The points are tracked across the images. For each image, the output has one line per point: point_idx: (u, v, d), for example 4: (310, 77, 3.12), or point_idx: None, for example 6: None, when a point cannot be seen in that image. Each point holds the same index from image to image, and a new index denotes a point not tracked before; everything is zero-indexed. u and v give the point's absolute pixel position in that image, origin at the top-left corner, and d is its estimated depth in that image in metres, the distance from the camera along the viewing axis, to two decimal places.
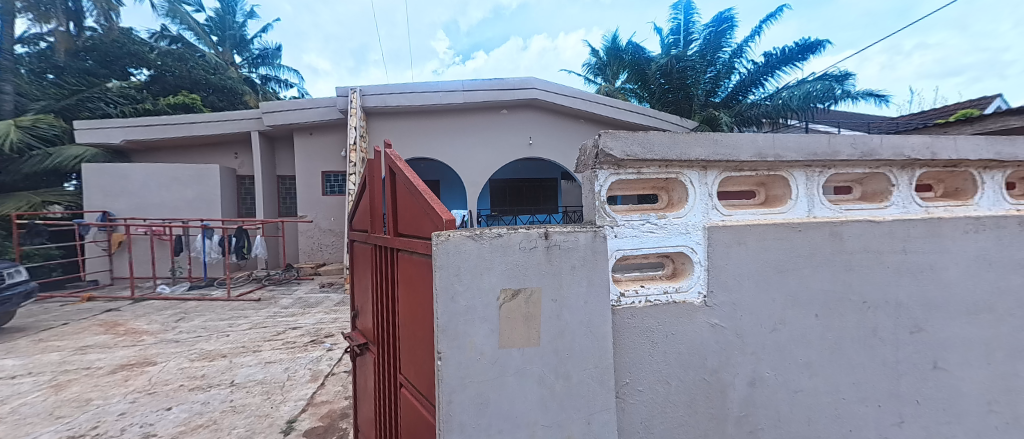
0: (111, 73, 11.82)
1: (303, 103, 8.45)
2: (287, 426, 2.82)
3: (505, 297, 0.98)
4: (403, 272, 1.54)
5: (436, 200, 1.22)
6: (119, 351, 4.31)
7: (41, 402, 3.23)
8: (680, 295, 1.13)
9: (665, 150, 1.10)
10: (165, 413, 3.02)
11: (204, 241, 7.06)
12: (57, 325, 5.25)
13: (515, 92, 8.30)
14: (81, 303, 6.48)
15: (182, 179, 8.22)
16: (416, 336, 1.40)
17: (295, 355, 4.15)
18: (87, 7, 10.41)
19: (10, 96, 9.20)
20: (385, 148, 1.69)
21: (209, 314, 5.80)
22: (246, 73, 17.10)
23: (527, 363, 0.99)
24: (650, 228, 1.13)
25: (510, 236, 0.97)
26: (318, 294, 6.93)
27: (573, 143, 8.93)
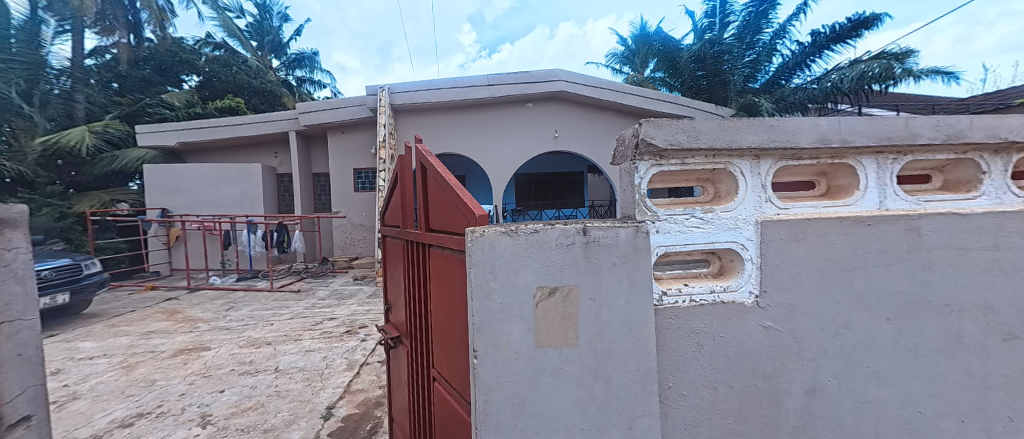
0: (166, 81, 12.63)
1: (336, 103, 8.72)
2: (326, 412, 2.94)
3: (540, 295, 0.98)
4: (434, 267, 1.55)
5: (468, 195, 1.22)
6: (178, 337, 4.65)
7: (114, 380, 3.54)
8: (729, 295, 1.05)
9: (712, 138, 1.02)
10: (218, 395, 3.22)
11: (249, 236, 7.48)
12: (126, 312, 5.72)
13: (539, 85, 8.15)
14: (145, 292, 7.06)
15: (229, 178, 8.72)
16: (450, 332, 1.41)
17: (331, 345, 4.31)
18: (144, 19, 11.15)
19: (83, 104, 9.97)
20: (415, 143, 1.70)
21: (254, 304, 6.16)
22: (283, 75, 17.86)
23: (564, 363, 0.98)
24: (695, 223, 1.06)
25: (546, 232, 0.96)
26: (352, 286, 7.21)
27: (599, 136, 8.77)
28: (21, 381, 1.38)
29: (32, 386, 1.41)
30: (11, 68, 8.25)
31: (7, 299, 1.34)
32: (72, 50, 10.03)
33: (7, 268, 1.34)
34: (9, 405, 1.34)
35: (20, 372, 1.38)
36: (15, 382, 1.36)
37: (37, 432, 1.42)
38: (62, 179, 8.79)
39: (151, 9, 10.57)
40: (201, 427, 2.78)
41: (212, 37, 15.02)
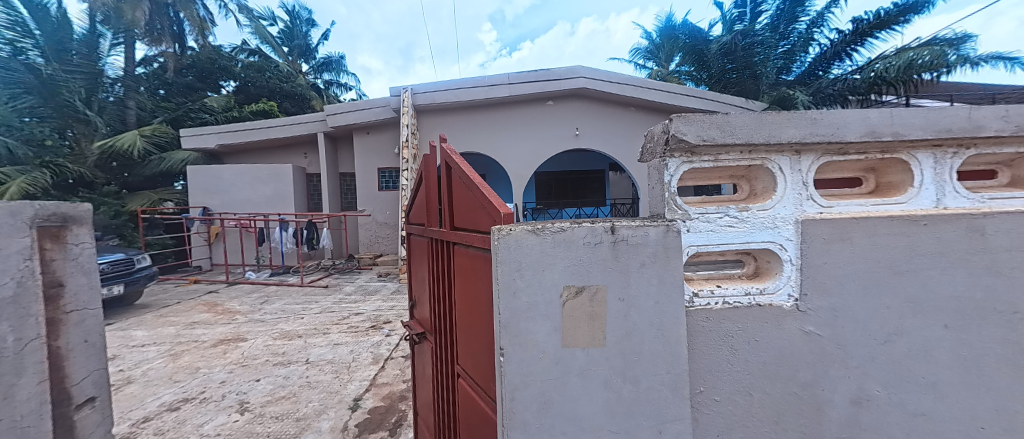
0: (207, 87, 13.33)
1: (361, 104, 8.94)
2: (354, 403, 3.03)
3: (567, 294, 0.97)
4: (459, 265, 1.56)
5: (493, 194, 1.22)
6: (218, 328, 4.92)
7: (163, 367, 3.78)
8: (766, 297, 1.01)
9: (749, 132, 0.97)
10: (255, 384, 3.39)
11: (282, 233, 7.82)
12: (172, 303, 6.10)
13: (560, 82, 8.08)
14: (188, 285, 7.51)
15: (262, 178, 9.11)
16: (474, 329, 1.42)
17: (358, 339, 4.45)
18: (187, 29, 11.82)
19: (135, 110, 10.64)
20: (440, 142, 1.71)
21: (286, 298, 6.43)
22: (312, 79, 18.51)
23: (592, 364, 0.97)
24: (730, 222, 1.01)
25: (574, 230, 0.95)
26: (376, 283, 7.41)
27: (623, 133, 8.60)
28: (87, 365, 1.49)
29: (96, 370, 1.52)
30: (72, 78, 9.04)
31: (74, 290, 1.45)
32: (125, 60, 10.77)
33: (75, 261, 1.45)
34: (76, 387, 1.44)
35: (87, 356, 1.49)
36: (82, 365, 1.47)
37: (101, 411, 1.53)
38: (117, 180, 9.44)
39: (193, 20, 11.20)
40: (240, 413, 2.92)
41: (247, 44, 15.73)
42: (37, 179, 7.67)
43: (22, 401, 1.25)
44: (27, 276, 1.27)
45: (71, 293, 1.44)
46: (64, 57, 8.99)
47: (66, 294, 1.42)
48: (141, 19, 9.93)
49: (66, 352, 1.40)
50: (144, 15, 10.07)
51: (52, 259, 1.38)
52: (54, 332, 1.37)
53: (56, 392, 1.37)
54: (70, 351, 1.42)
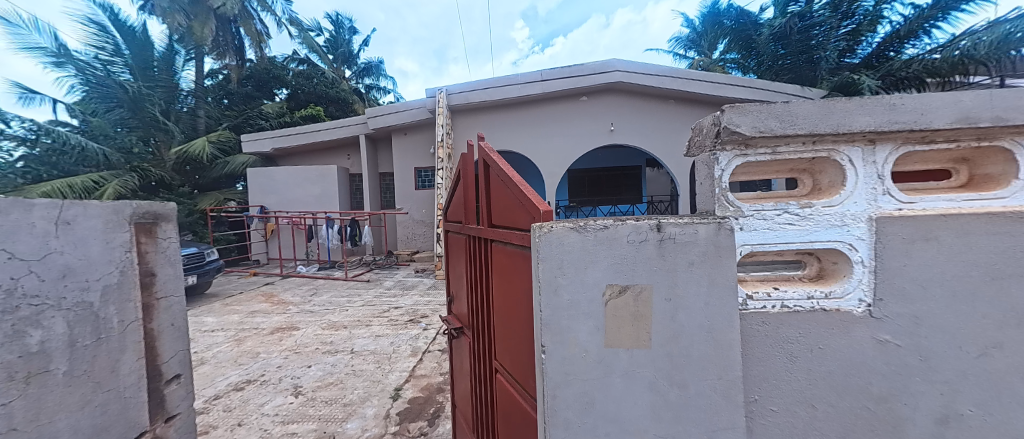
0: (263, 95, 14.32)
1: (399, 107, 9.24)
2: (395, 392, 3.16)
3: (609, 293, 0.94)
4: (497, 261, 1.57)
5: (532, 191, 1.22)
6: (274, 317, 5.29)
7: (229, 350, 4.13)
8: (832, 302, 0.93)
9: (814, 122, 0.90)
10: (306, 370, 3.61)
11: (328, 230, 8.28)
12: (235, 293, 6.65)
13: (595, 77, 7.90)
14: (248, 277, 8.15)
15: (310, 178, 9.66)
16: (512, 326, 1.42)
17: (397, 331, 4.62)
18: (246, 43, 12.77)
19: (204, 119, 11.59)
20: (478, 141, 1.73)
21: (333, 291, 6.80)
22: (355, 84, 19.39)
23: (636, 365, 0.94)
24: (790, 220, 0.94)
25: (618, 228, 0.92)
26: (413, 278, 7.65)
27: (661, 127, 8.29)
28: (174, 346, 1.64)
29: (181, 351, 1.67)
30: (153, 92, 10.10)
31: (164, 278, 1.60)
32: (195, 73, 11.81)
33: (165, 253, 1.61)
34: (166, 365, 1.60)
35: (173, 338, 1.64)
36: (170, 346, 1.62)
37: (185, 386, 1.69)
38: (189, 181, 10.40)
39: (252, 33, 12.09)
40: (295, 396, 3.13)
41: (297, 53, 16.70)
42: (128, 182, 8.57)
43: (125, 375, 1.40)
44: (128, 265, 1.44)
45: (161, 281, 1.59)
46: (150, 74, 10.05)
47: (157, 282, 1.57)
48: (208, 35, 10.92)
49: (158, 333, 1.56)
50: (210, 32, 11.03)
51: (147, 251, 1.54)
52: (149, 315, 1.53)
53: (150, 368, 1.52)
54: (161, 332, 1.58)
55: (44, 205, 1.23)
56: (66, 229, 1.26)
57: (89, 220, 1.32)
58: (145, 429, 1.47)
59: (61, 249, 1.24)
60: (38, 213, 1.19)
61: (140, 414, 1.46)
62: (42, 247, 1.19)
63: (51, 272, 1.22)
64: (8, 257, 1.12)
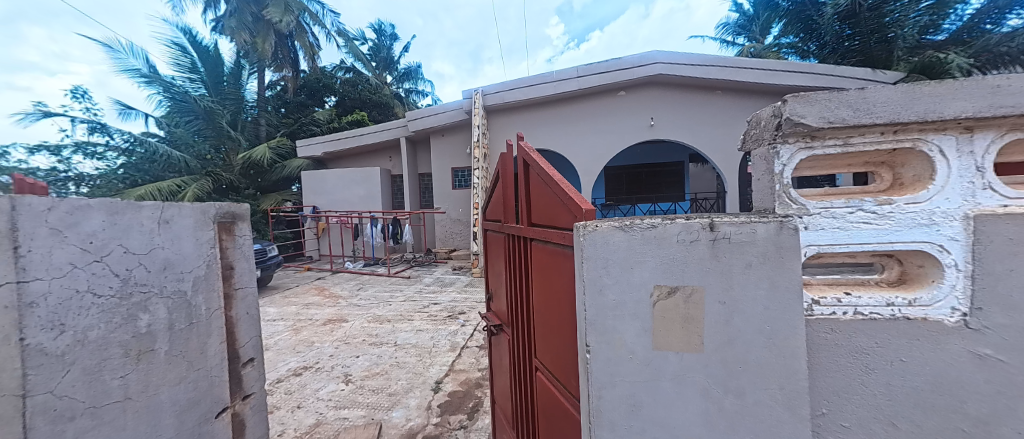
0: (315, 103, 15.19)
1: (437, 109, 9.49)
2: (435, 385, 3.25)
3: (657, 294, 0.92)
4: (536, 261, 1.57)
5: (572, 189, 1.21)
6: (326, 309, 5.63)
7: (288, 339, 4.46)
8: (918, 310, 0.87)
9: (892, 110, 0.84)
10: (355, 359, 3.82)
11: (372, 229, 8.69)
12: (291, 286, 7.16)
13: (634, 71, 7.62)
14: (303, 272, 8.75)
15: (356, 180, 10.16)
16: (553, 325, 1.42)
17: (437, 327, 4.75)
18: (301, 57, 13.61)
19: (265, 127, 12.55)
20: (517, 140, 1.73)
21: (377, 286, 7.13)
22: (396, 88, 20.13)
23: (686, 369, 0.91)
24: (864, 218, 0.89)
25: (667, 227, 0.89)
26: (451, 275, 7.83)
27: (706, 120, 7.88)
28: (249, 333, 1.76)
29: (254, 336, 1.79)
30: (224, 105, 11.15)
31: (240, 271, 1.73)
32: (257, 85, 12.84)
33: (243, 248, 1.75)
34: (243, 349, 1.73)
35: (248, 325, 1.76)
36: (246, 333, 1.74)
37: (258, 367, 1.81)
38: (252, 184, 11.32)
39: (306, 46, 12.90)
40: (346, 383, 3.32)
41: (344, 62, 17.60)
42: (203, 186, 9.71)
43: (211, 355, 1.55)
44: (213, 260, 1.58)
45: (238, 274, 1.72)
46: (219, 88, 11.19)
47: (235, 275, 1.70)
48: (269, 50, 11.81)
49: (236, 320, 1.70)
50: (270, 47, 11.94)
51: (227, 247, 1.68)
52: (229, 304, 1.67)
53: (230, 351, 1.66)
54: (239, 320, 1.72)
55: (149, 206, 1.39)
56: (165, 227, 1.42)
57: (184, 219, 1.48)
58: (225, 406, 1.60)
59: (162, 245, 1.40)
60: (145, 213, 1.36)
61: (222, 391, 1.60)
62: (148, 243, 1.36)
63: (156, 264, 1.38)
64: (123, 251, 1.29)
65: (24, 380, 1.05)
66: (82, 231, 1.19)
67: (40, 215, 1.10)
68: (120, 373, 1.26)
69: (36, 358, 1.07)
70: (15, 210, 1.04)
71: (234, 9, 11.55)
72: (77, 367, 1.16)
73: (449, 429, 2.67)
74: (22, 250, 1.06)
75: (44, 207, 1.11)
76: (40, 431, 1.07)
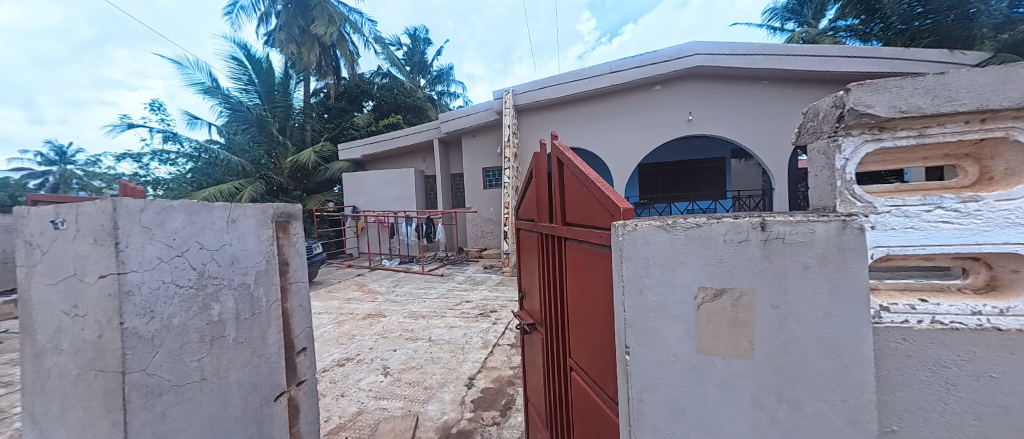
0: (354, 108, 15.83)
1: (469, 110, 9.61)
2: (469, 381, 3.29)
3: (703, 296, 0.88)
4: (571, 260, 1.55)
5: (610, 188, 1.18)
6: (365, 304, 5.87)
7: (331, 331, 4.69)
8: (1011, 319, 0.79)
9: (976, 96, 0.78)
10: (392, 353, 3.95)
11: (408, 228, 8.96)
12: (333, 282, 7.53)
13: (671, 64, 7.34)
14: (343, 268, 9.18)
15: (392, 180, 10.50)
16: (589, 325, 1.40)
17: (470, 324, 4.82)
18: (342, 65, 14.23)
19: (310, 132, 13.26)
20: (551, 140, 1.71)
21: (412, 283, 7.35)
22: (429, 90, 20.61)
23: (735, 376, 0.87)
24: (944, 218, 0.82)
25: (712, 226, 0.85)
26: (482, 274, 7.92)
27: (749, 114, 7.46)
28: (302, 324, 1.85)
29: (307, 328, 1.88)
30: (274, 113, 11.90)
31: (294, 267, 1.82)
32: (303, 93, 13.57)
33: (298, 245, 1.84)
34: (297, 338, 1.81)
35: (301, 317, 1.84)
36: (299, 325, 1.83)
37: (310, 358, 1.88)
38: (298, 186, 11.99)
39: (347, 55, 13.49)
40: (384, 375, 3.44)
41: (381, 67, 18.22)
42: (258, 188, 10.50)
43: (271, 344, 1.65)
44: (272, 256, 1.67)
45: (293, 269, 1.81)
46: (271, 97, 11.82)
47: (289, 270, 1.79)
48: (313, 60, 12.45)
49: (291, 312, 1.79)
50: (315, 56, 12.58)
51: (284, 245, 1.77)
52: (285, 297, 1.76)
53: (286, 341, 1.76)
54: (294, 312, 1.81)
55: (220, 206, 1.50)
56: (233, 226, 1.53)
57: (248, 218, 1.58)
58: (283, 391, 1.69)
59: (230, 242, 1.51)
60: (216, 213, 1.47)
61: (280, 377, 1.70)
62: (218, 240, 1.47)
63: (225, 260, 1.49)
64: (199, 248, 1.41)
65: (124, 359, 1.18)
66: (167, 229, 1.32)
67: (134, 214, 1.23)
68: (197, 357, 1.38)
69: (132, 340, 1.20)
70: (115, 211, 1.18)
71: (284, 24, 12.31)
72: (164, 349, 1.29)
73: (482, 425, 2.70)
74: (121, 246, 1.19)
75: (138, 208, 1.24)
76: (135, 404, 1.20)
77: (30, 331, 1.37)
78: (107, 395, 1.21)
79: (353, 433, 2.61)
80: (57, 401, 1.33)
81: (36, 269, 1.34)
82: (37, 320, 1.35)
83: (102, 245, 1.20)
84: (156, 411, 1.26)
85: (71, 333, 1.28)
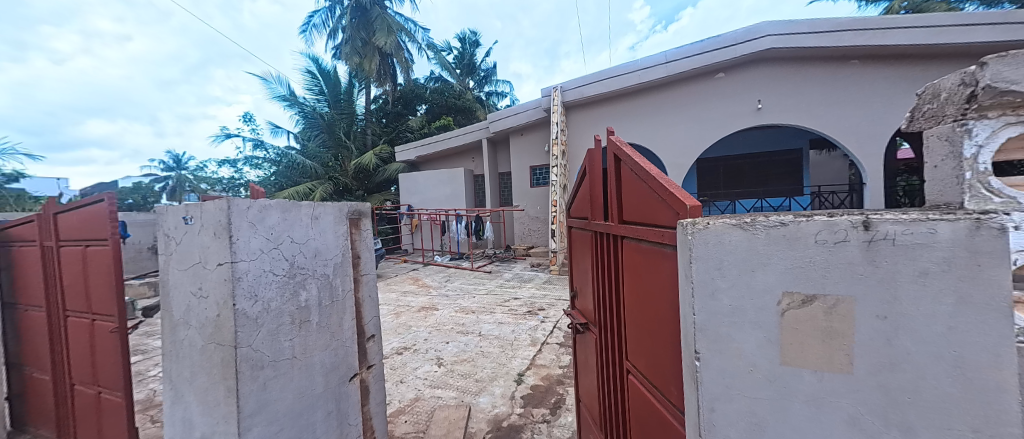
0: (409, 112, 16.60)
1: (516, 109, 9.67)
2: (518, 377, 3.31)
3: (788, 303, 0.80)
4: (629, 260, 1.49)
5: (674, 185, 1.11)
6: (419, 297, 6.14)
7: (390, 321, 4.98)
8: None
9: None
10: (445, 345, 4.10)
11: (458, 226, 9.23)
12: (391, 276, 7.97)
13: (736, 48, 6.78)
14: (399, 263, 9.68)
15: (443, 180, 10.87)
16: (649, 328, 1.33)
17: (518, 321, 4.85)
18: (398, 71, 14.98)
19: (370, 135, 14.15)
20: (607, 135, 1.65)
21: (462, 278, 7.56)
22: (477, 92, 21.03)
23: (826, 393, 0.77)
24: None
25: (804, 224, 0.76)
26: (530, 272, 7.93)
27: (829, 100, 6.70)
28: (371, 314, 1.98)
29: (376, 317, 2.01)
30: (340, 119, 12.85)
31: (365, 260, 1.95)
32: (365, 100, 14.50)
33: (368, 240, 1.97)
34: (368, 326, 1.95)
35: (370, 308, 1.98)
36: (369, 315, 1.97)
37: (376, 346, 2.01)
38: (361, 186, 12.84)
39: (403, 62, 14.17)
40: (438, 365, 3.58)
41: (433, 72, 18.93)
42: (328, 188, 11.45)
43: (345, 330, 1.78)
44: (346, 250, 1.81)
45: (363, 262, 1.94)
46: (338, 104, 12.73)
47: (361, 263, 1.92)
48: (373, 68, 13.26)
49: (362, 302, 1.92)
50: (375, 65, 13.38)
51: (356, 240, 1.90)
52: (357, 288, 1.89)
53: (359, 327, 1.89)
54: (364, 301, 1.94)
55: (306, 205, 1.64)
56: (316, 222, 1.67)
57: (328, 215, 1.72)
58: (354, 373, 1.83)
59: (314, 236, 1.65)
60: (302, 211, 1.61)
61: (354, 360, 1.83)
62: (305, 235, 1.61)
63: (311, 252, 1.63)
64: (291, 241, 1.55)
65: (236, 335, 1.33)
66: (266, 225, 1.46)
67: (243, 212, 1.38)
68: (288, 337, 1.52)
69: (242, 319, 1.35)
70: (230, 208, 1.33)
71: (349, 37, 13.26)
72: (265, 329, 1.44)
73: (532, 421, 2.70)
74: (234, 238, 1.34)
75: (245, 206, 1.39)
76: (245, 375, 1.36)
77: (169, 307, 1.55)
78: (222, 366, 1.36)
79: (412, 418, 2.75)
80: (185, 368, 1.50)
81: (172, 257, 1.52)
82: (171, 298, 1.53)
83: (220, 238, 1.35)
84: (260, 381, 1.41)
85: (197, 311, 1.46)
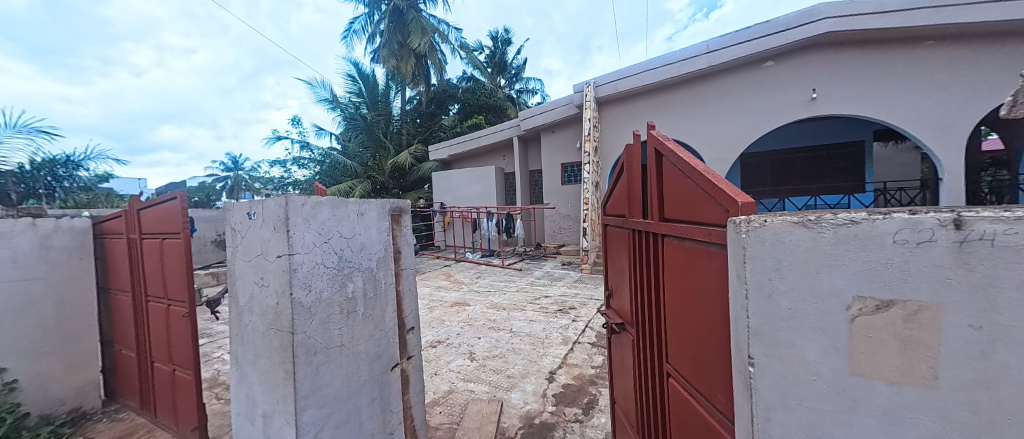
0: (443, 111, 16.92)
1: (547, 106, 9.60)
2: (550, 375, 3.29)
3: (859, 308, 0.73)
4: (670, 259, 1.43)
5: (723, 181, 1.05)
6: (452, 293, 6.26)
7: (425, 315, 5.12)
8: None
9: None
10: (477, 340, 4.15)
11: (489, 224, 9.30)
12: (426, 271, 8.18)
13: (788, 34, 6.33)
14: (432, 259, 9.92)
15: (475, 178, 11.00)
16: (692, 331, 1.28)
17: (549, 319, 4.82)
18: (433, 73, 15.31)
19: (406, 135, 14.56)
20: (648, 130, 1.59)
21: (493, 275, 7.62)
22: (509, 90, 21.05)
23: (901, 407, 0.71)
24: None
25: (883, 223, 0.69)
26: (561, 270, 7.86)
27: (894, 88, 6.13)
28: (410, 306, 2.04)
29: (415, 309, 2.07)
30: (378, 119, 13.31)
31: (405, 254, 2.01)
32: (401, 101, 14.93)
33: (408, 235, 2.02)
34: (408, 318, 2.01)
35: (410, 301, 2.04)
36: (409, 307, 2.03)
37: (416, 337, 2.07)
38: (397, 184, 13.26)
39: (437, 63, 14.45)
40: (470, 359, 3.64)
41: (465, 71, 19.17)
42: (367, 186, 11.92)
43: (388, 322, 1.85)
44: (388, 245, 1.87)
45: (404, 256, 2.00)
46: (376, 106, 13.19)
47: (402, 257, 1.98)
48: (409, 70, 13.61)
49: (403, 295, 1.99)
50: (411, 66, 13.74)
51: (398, 235, 1.96)
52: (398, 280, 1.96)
53: (400, 319, 1.96)
54: (405, 294, 2.00)
55: (352, 201, 1.71)
56: (361, 218, 1.73)
57: (372, 211, 1.78)
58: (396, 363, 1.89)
59: (359, 231, 1.71)
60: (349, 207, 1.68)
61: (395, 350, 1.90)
62: (352, 230, 1.68)
63: (356, 246, 1.69)
64: (340, 236, 1.62)
65: (292, 323, 1.41)
66: (318, 220, 1.54)
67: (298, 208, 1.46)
68: (338, 327, 1.60)
69: (298, 309, 1.44)
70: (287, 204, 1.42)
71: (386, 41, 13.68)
72: (317, 318, 1.52)
73: (564, 419, 2.67)
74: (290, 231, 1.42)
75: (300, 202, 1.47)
76: (301, 360, 1.44)
77: (235, 295, 1.67)
78: (281, 350, 1.45)
79: (446, 410, 2.81)
80: (249, 350, 1.62)
81: (238, 249, 1.64)
82: (238, 287, 1.65)
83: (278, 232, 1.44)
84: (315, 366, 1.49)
85: (259, 298, 1.56)
